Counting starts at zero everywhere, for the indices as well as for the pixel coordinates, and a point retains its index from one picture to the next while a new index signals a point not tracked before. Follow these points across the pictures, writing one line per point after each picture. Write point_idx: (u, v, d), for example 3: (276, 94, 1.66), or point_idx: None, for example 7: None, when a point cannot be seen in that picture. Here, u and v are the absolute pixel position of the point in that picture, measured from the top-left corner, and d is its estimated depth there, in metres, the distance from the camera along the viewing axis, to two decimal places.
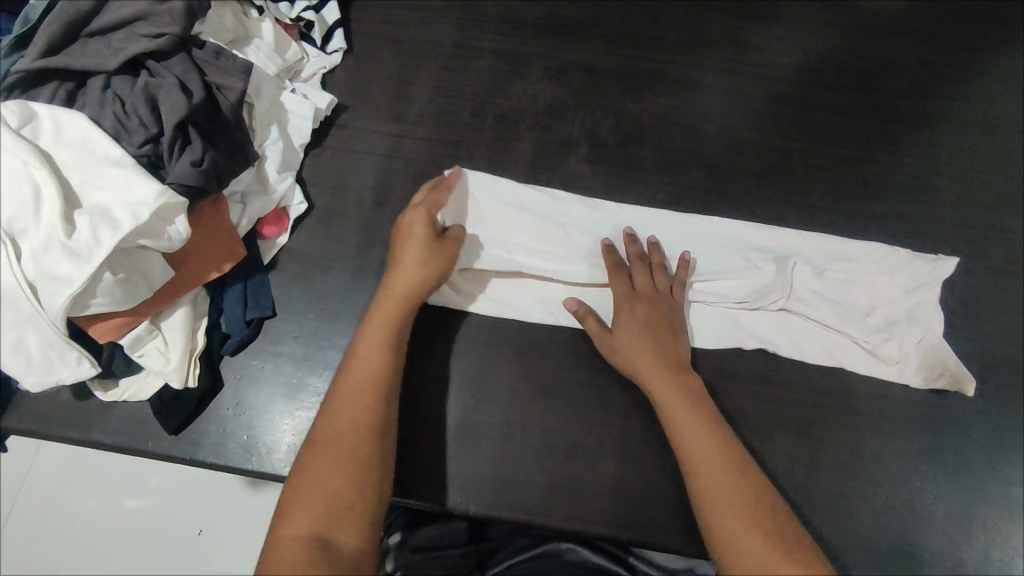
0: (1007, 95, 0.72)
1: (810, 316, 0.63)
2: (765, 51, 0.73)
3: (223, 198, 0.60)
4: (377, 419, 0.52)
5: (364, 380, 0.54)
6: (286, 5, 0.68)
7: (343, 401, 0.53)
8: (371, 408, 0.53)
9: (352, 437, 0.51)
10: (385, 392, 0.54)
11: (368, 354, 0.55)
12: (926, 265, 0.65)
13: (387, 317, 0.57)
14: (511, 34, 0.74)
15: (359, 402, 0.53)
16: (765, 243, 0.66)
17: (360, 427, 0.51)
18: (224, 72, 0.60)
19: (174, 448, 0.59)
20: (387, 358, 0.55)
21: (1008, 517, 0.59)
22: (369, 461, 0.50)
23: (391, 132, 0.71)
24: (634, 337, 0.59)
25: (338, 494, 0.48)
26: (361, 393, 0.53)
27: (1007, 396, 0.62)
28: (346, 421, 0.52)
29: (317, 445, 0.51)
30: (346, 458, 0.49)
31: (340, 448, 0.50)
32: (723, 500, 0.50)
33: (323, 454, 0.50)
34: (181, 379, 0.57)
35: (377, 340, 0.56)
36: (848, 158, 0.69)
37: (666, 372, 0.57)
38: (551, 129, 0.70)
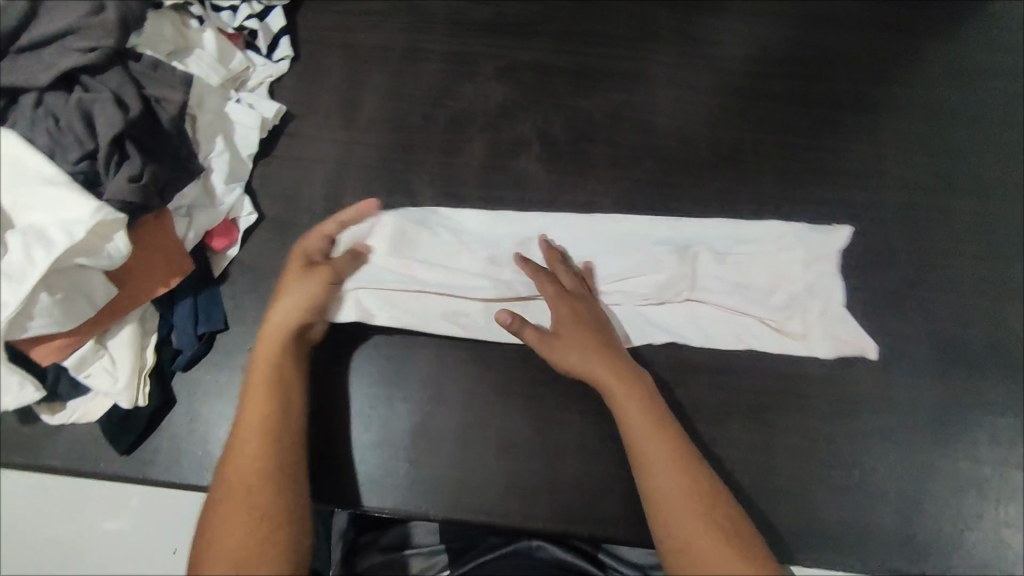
0: (947, 78, 0.73)
1: (715, 301, 0.64)
2: (713, 44, 0.74)
3: (167, 213, 0.59)
4: (277, 462, 0.53)
5: (259, 426, 0.54)
6: (228, 14, 0.68)
7: (241, 446, 0.53)
8: (269, 451, 0.53)
9: (256, 481, 0.52)
10: (280, 432, 0.54)
11: (258, 399, 0.55)
12: (820, 236, 0.66)
13: (268, 361, 0.56)
14: (460, 35, 0.73)
15: (256, 447, 0.53)
16: (668, 235, 0.67)
17: (259, 471, 0.52)
18: (162, 84, 0.59)
19: (126, 468, 0.58)
20: (275, 400, 0.55)
21: (959, 493, 0.60)
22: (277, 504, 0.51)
23: (341, 139, 0.70)
24: (586, 345, 0.58)
25: (240, 539, 0.50)
26: (249, 438, 0.53)
27: (956, 374, 0.63)
28: (245, 467, 0.52)
29: (226, 493, 0.52)
30: (254, 504, 0.51)
31: (236, 496, 0.51)
32: (676, 504, 0.51)
33: (232, 503, 0.51)
34: (131, 399, 0.56)
35: (264, 384, 0.55)
36: (795, 146, 0.70)
37: (621, 375, 0.56)
38: (501, 129, 0.70)
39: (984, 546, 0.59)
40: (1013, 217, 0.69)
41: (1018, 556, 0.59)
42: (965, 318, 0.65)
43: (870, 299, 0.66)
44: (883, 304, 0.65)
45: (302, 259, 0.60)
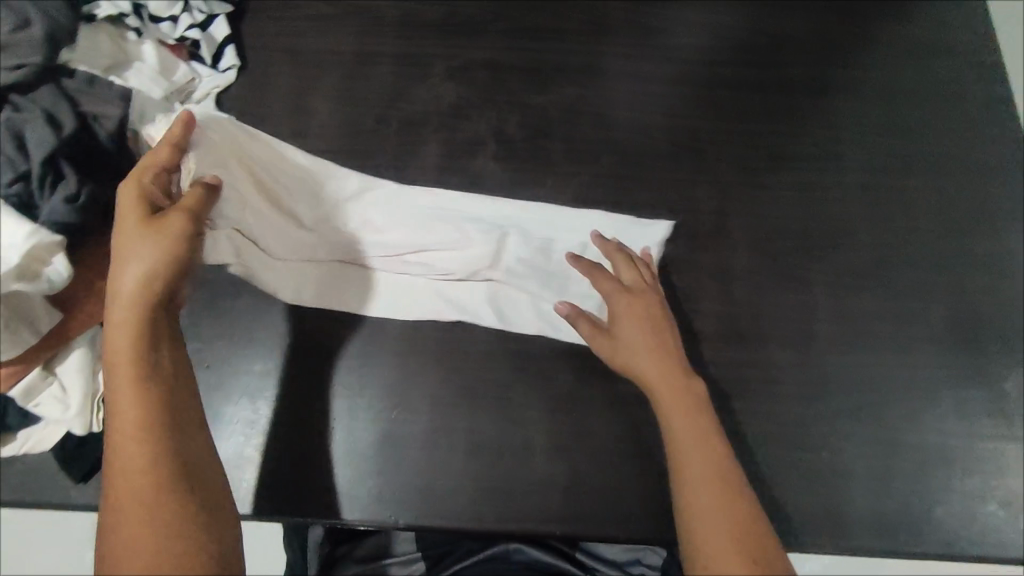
0: (897, 57, 0.74)
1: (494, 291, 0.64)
2: (665, 33, 0.74)
3: (111, 233, 0.58)
4: (163, 451, 0.45)
5: (129, 415, 0.45)
6: (168, 24, 0.66)
7: (116, 438, 0.45)
8: (149, 442, 0.45)
9: (147, 474, 0.44)
10: (155, 419, 0.46)
11: (123, 385, 0.46)
12: (638, 226, 0.66)
13: (122, 343, 0.47)
14: (411, 36, 0.73)
15: (134, 440, 0.45)
16: (488, 216, 0.66)
17: (144, 462, 0.44)
18: (99, 99, 0.57)
19: (83, 497, 0.57)
20: (144, 384, 0.46)
21: (925, 468, 0.61)
22: (174, 496, 0.44)
23: (293, 147, 0.69)
24: (637, 345, 0.58)
25: (159, 537, 0.43)
26: (132, 432, 0.45)
27: (918, 349, 0.64)
28: (126, 461, 0.44)
29: (115, 494, 0.44)
30: (147, 499, 0.43)
31: (142, 492, 0.44)
32: (706, 509, 0.49)
33: (123, 502, 0.44)
34: (84, 425, 0.55)
35: (128, 369, 0.46)
36: (751, 132, 0.71)
37: (668, 376, 0.56)
38: (456, 129, 0.69)
39: (953, 519, 0.60)
40: (968, 191, 0.70)
41: (987, 528, 0.60)
42: (924, 294, 0.66)
43: (831, 280, 0.66)
44: (844, 284, 0.66)
45: (137, 209, 0.50)
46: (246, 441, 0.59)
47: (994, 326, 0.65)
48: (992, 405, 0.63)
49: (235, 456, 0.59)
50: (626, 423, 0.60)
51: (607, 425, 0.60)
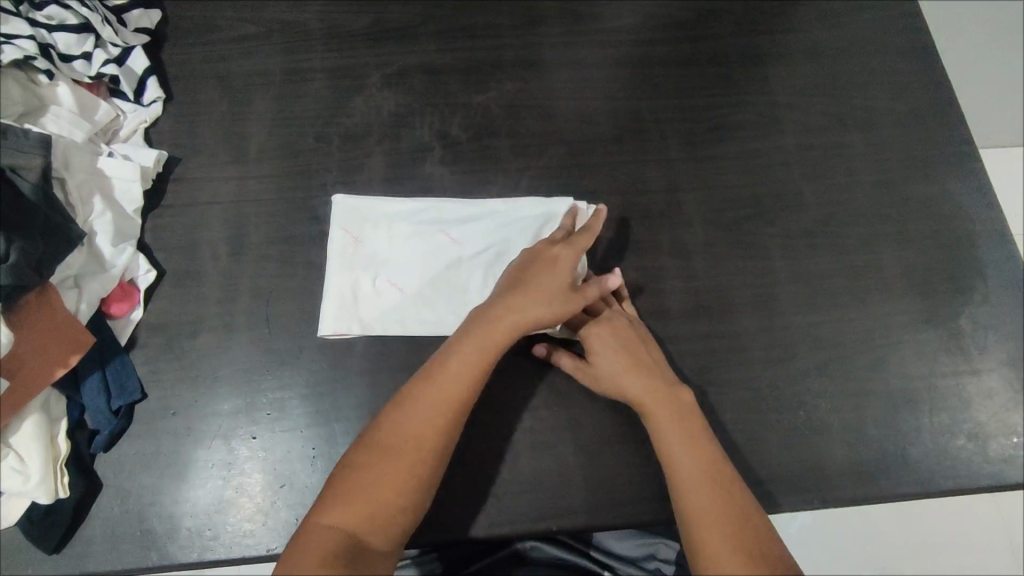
0: (822, 19, 0.76)
1: (429, 286, 0.63)
2: (597, 19, 0.74)
3: (51, 286, 0.55)
4: (446, 442, 0.52)
5: (444, 398, 0.52)
6: (81, 63, 0.62)
7: (416, 408, 0.52)
8: (439, 429, 0.52)
9: (412, 454, 0.51)
10: (465, 409, 0.53)
11: (455, 371, 0.53)
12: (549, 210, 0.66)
13: (495, 343, 0.55)
14: (341, 48, 0.71)
15: (422, 421, 0.52)
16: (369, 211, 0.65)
17: (424, 442, 0.51)
18: (15, 151, 0.54)
19: (57, 568, 0.54)
20: (477, 378, 0.54)
21: (894, 411, 0.63)
22: (419, 479, 0.50)
23: (233, 175, 0.66)
24: (615, 365, 0.58)
25: (379, 503, 0.49)
26: (437, 412, 0.52)
27: (873, 300, 0.66)
28: (404, 434, 0.51)
29: (368, 453, 0.51)
30: (401, 471, 0.50)
31: (395, 458, 0.50)
32: (706, 520, 0.50)
33: (377, 464, 0.50)
34: (50, 493, 0.52)
35: (466, 362, 0.54)
36: (692, 108, 0.71)
37: (657, 393, 0.56)
38: (401, 138, 0.68)
39: (927, 458, 0.62)
40: (904, 141, 0.72)
41: (959, 461, 0.62)
42: (874, 246, 0.68)
43: (786, 243, 0.68)
44: (798, 245, 0.68)
45: (558, 254, 0.59)
46: (225, 483, 0.57)
47: (942, 267, 0.68)
48: (949, 343, 0.66)
49: (216, 500, 0.57)
50: (607, 408, 0.61)
51: (589, 413, 0.61)
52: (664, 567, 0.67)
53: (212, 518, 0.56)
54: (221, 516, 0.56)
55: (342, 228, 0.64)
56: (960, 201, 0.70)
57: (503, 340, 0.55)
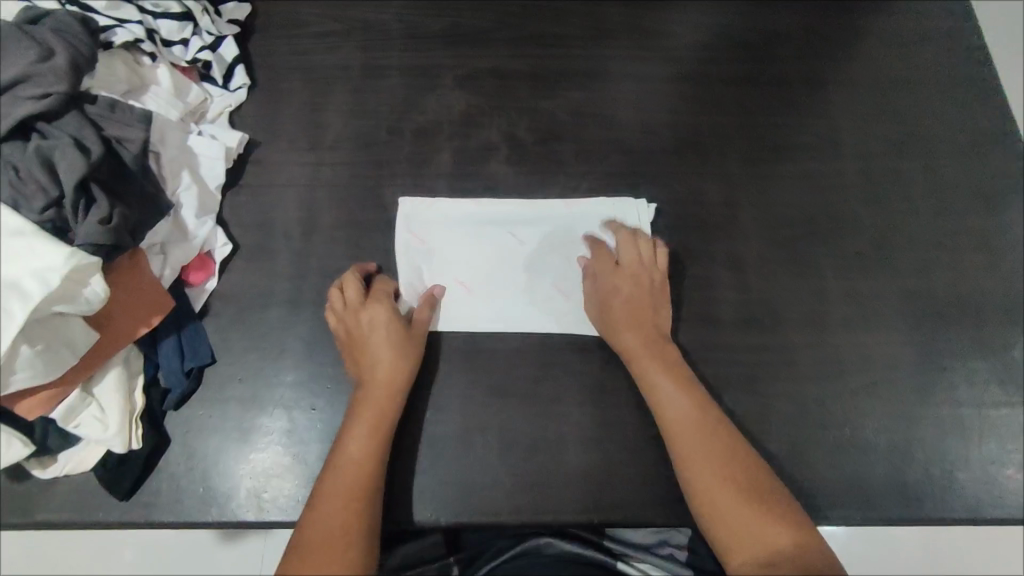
0: (885, 46, 0.77)
1: (495, 283, 0.66)
2: (664, 35, 0.76)
3: (141, 252, 0.58)
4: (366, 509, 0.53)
5: (341, 479, 0.54)
6: (180, 48, 0.67)
7: (336, 494, 0.53)
8: (359, 501, 0.53)
9: (337, 537, 0.51)
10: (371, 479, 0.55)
11: (348, 456, 0.55)
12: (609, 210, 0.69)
13: (372, 408, 0.57)
14: (417, 49, 0.75)
15: (335, 508, 0.52)
16: (438, 207, 0.68)
17: (350, 520, 0.52)
18: (121, 124, 0.58)
19: (126, 513, 0.58)
20: (372, 449, 0.56)
21: (943, 436, 0.63)
22: (359, 556, 0.51)
23: (309, 161, 0.70)
24: (645, 362, 0.60)
25: None
26: (343, 494, 0.53)
27: (928, 324, 0.67)
28: (331, 521, 0.52)
29: (299, 551, 0.51)
30: (337, 557, 0.50)
31: (326, 548, 0.50)
32: (711, 484, 0.54)
33: (309, 555, 0.50)
34: (125, 442, 0.56)
35: (366, 432, 0.56)
36: (752, 125, 0.73)
37: (682, 390, 0.58)
38: (468, 137, 0.71)
39: (974, 484, 0.62)
40: (963, 170, 0.72)
41: (1008, 491, 0.62)
42: (929, 271, 0.68)
43: (839, 262, 0.68)
44: (851, 265, 0.68)
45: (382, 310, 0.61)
46: (284, 451, 0.60)
47: (998, 297, 0.68)
48: (1002, 374, 0.66)
49: (273, 465, 0.60)
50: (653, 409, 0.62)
51: (635, 412, 0.62)
52: (677, 552, 0.69)
53: (268, 482, 0.59)
54: (278, 480, 0.59)
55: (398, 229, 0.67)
56: (1018, 233, 0.70)
57: (381, 410, 0.57)
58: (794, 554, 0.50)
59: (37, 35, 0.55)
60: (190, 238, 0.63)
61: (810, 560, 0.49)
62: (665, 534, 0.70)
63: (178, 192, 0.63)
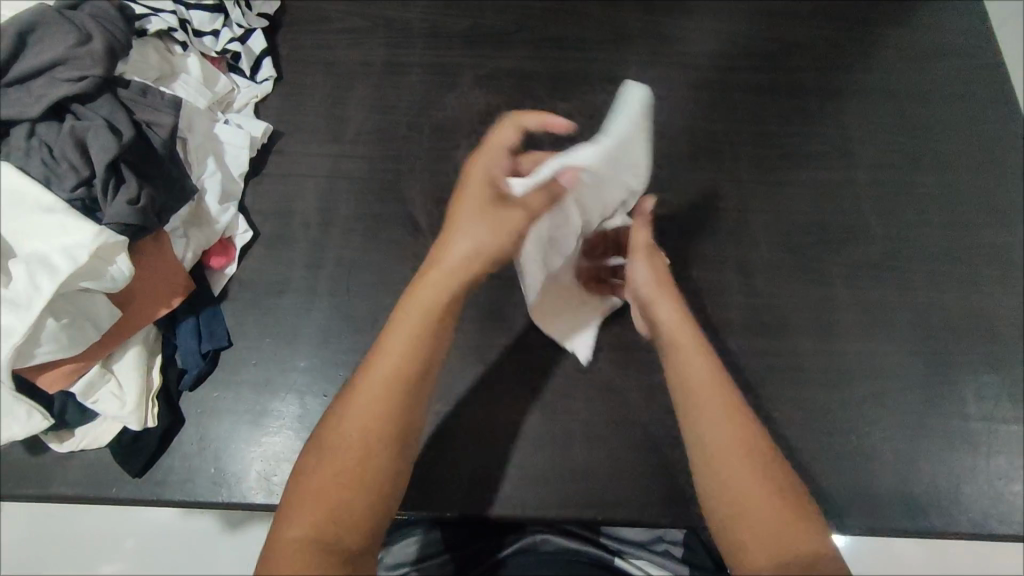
0: (903, 61, 0.77)
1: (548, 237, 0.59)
2: (683, 42, 0.77)
3: (165, 234, 0.59)
4: (400, 413, 0.49)
5: (381, 376, 0.49)
6: (210, 38, 0.68)
7: (368, 386, 0.49)
8: (392, 397, 0.49)
9: (359, 445, 0.48)
10: (412, 382, 0.50)
11: (390, 352, 0.50)
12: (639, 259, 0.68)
13: (428, 304, 0.52)
14: (439, 47, 0.76)
15: (366, 409, 0.49)
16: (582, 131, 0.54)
17: (378, 418, 0.48)
18: (152, 108, 0.59)
19: (138, 490, 0.59)
20: (416, 346, 0.51)
21: (950, 448, 0.63)
22: (385, 457, 0.48)
23: (329, 153, 0.72)
24: (683, 337, 0.56)
25: (341, 505, 0.46)
26: (383, 391, 0.49)
27: (938, 336, 0.67)
28: (358, 425, 0.48)
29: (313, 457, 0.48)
30: (357, 465, 0.47)
31: (349, 455, 0.47)
32: (730, 464, 0.50)
33: (329, 457, 0.47)
34: (140, 420, 0.57)
35: (412, 329, 0.51)
36: (767, 133, 0.74)
37: (712, 381, 0.54)
38: (486, 134, 0.72)
39: (980, 498, 0.62)
40: (977, 185, 0.73)
41: (1013, 506, 0.62)
42: (940, 284, 0.69)
43: (850, 272, 0.69)
44: (862, 275, 0.69)
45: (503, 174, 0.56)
46: (295, 436, 0.61)
47: (1009, 313, 0.68)
48: (1011, 388, 0.65)
49: (284, 449, 0.61)
50: (660, 409, 0.62)
51: (642, 412, 0.62)
52: (674, 548, 0.66)
53: (278, 465, 0.60)
54: (288, 464, 0.60)
55: (563, 125, 0.55)
56: None
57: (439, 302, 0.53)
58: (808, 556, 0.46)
59: (76, 20, 0.57)
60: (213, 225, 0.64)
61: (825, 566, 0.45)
62: (662, 532, 0.67)
63: (203, 178, 0.64)
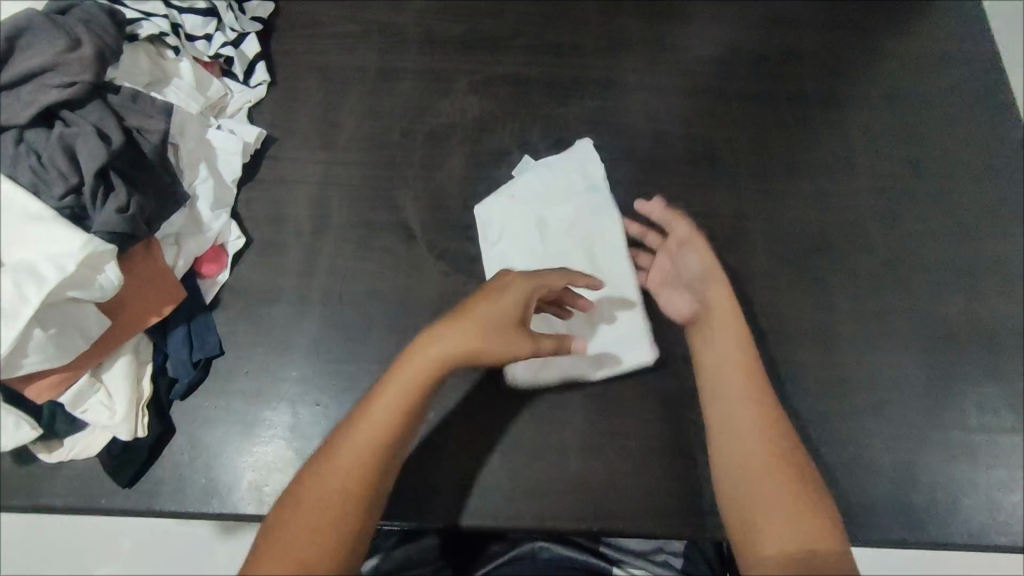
0: (901, 68, 0.77)
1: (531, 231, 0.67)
2: (679, 47, 0.77)
3: (155, 241, 0.59)
4: (373, 481, 0.50)
5: (362, 444, 0.50)
6: (202, 43, 0.68)
7: (355, 441, 0.50)
8: (370, 463, 0.50)
9: (331, 506, 0.49)
10: (390, 453, 0.51)
11: (374, 421, 0.51)
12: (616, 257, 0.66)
13: (413, 379, 0.51)
14: (434, 53, 0.75)
15: (344, 473, 0.50)
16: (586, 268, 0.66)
17: (353, 479, 0.50)
18: (143, 115, 0.59)
19: (128, 501, 0.58)
20: (399, 418, 0.51)
21: (948, 459, 0.63)
22: (351, 520, 0.49)
23: (323, 159, 0.71)
24: (722, 326, 0.59)
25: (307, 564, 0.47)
26: (360, 458, 0.50)
27: (937, 345, 0.66)
28: (332, 487, 0.49)
29: (288, 509, 0.49)
30: (326, 526, 0.48)
31: (321, 516, 0.48)
32: (748, 452, 0.54)
33: (301, 515, 0.48)
34: (131, 430, 0.56)
35: (394, 401, 0.51)
36: (765, 140, 0.73)
37: (740, 358, 0.58)
38: (482, 141, 0.72)
39: (978, 510, 0.61)
40: (976, 192, 0.72)
41: (1012, 518, 0.61)
42: (938, 292, 0.68)
43: (848, 280, 0.68)
44: (860, 283, 0.68)
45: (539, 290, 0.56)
46: (287, 445, 0.60)
47: (1008, 323, 0.67)
48: (1010, 399, 0.65)
49: (276, 459, 0.60)
50: (656, 419, 0.62)
51: (637, 422, 0.62)
52: (673, 558, 0.65)
53: (270, 476, 0.59)
54: (280, 475, 0.59)
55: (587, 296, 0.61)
56: None
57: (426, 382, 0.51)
58: (805, 548, 0.48)
59: (66, 25, 0.56)
60: (204, 231, 0.64)
61: (820, 559, 0.47)
62: (662, 542, 0.67)
63: (195, 184, 0.64)
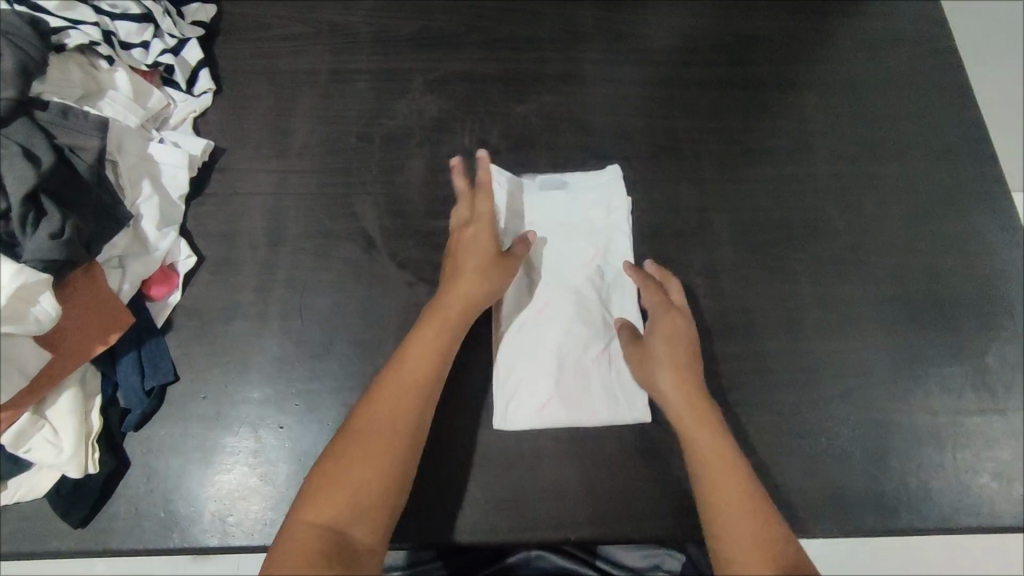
0: (858, 52, 0.77)
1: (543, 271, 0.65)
2: (639, 37, 0.75)
3: (97, 266, 0.55)
4: (419, 410, 0.53)
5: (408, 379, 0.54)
6: (139, 51, 0.64)
7: (394, 391, 0.53)
8: (416, 393, 0.53)
9: (380, 437, 0.51)
10: (431, 384, 0.54)
11: (417, 356, 0.55)
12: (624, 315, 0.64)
13: (449, 317, 0.57)
14: (387, 52, 0.73)
15: (394, 405, 0.52)
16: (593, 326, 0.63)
17: (397, 420, 0.52)
18: (75, 132, 0.55)
19: (82, 540, 0.55)
20: (440, 352, 0.56)
21: (917, 444, 0.63)
22: (388, 469, 0.50)
23: (276, 169, 0.68)
24: (693, 399, 0.57)
25: (359, 490, 0.49)
26: (408, 388, 0.53)
27: (901, 330, 0.67)
28: (382, 420, 0.52)
29: (342, 448, 0.51)
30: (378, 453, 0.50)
31: (375, 442, 0.51)
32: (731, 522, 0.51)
33: (357, 445, 0.50)
34: (81, 467, 0.53)
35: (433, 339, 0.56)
36: (728, 130, 0.73)
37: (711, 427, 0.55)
38: (441, 142, 0.70)
39: (948, 492, 0.62)
40: (935, 176, 0.73)
41: (980, 499, 0.62)
42: (903, 278, 0.68)
43: (813, 268, 0.68)
44: (826, 273, 0.68)
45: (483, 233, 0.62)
46: (250, 472, 0.58)
47: (970, 304, 0.68)
48: (975, 379, 0.66)
49: (239, 487, 0.57)
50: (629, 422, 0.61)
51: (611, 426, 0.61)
52: None
53: (234, 505, 0.57)
54: (245, 503, 0.57)
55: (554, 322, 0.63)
56: (987, 239, 0.71)
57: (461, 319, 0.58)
58: None
59: None
60: (152, 249, 0.60)
61: None
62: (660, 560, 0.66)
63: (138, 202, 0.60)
